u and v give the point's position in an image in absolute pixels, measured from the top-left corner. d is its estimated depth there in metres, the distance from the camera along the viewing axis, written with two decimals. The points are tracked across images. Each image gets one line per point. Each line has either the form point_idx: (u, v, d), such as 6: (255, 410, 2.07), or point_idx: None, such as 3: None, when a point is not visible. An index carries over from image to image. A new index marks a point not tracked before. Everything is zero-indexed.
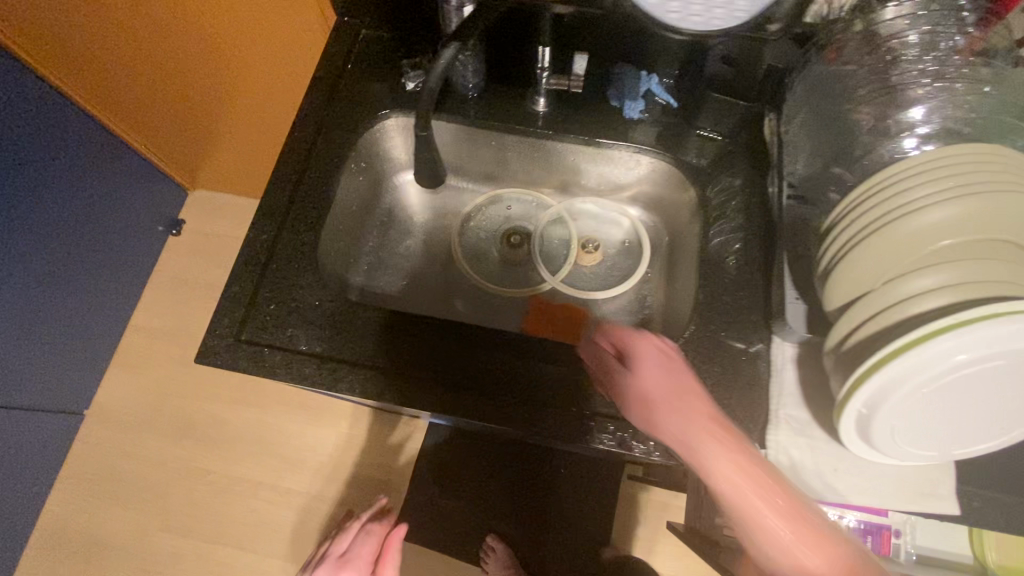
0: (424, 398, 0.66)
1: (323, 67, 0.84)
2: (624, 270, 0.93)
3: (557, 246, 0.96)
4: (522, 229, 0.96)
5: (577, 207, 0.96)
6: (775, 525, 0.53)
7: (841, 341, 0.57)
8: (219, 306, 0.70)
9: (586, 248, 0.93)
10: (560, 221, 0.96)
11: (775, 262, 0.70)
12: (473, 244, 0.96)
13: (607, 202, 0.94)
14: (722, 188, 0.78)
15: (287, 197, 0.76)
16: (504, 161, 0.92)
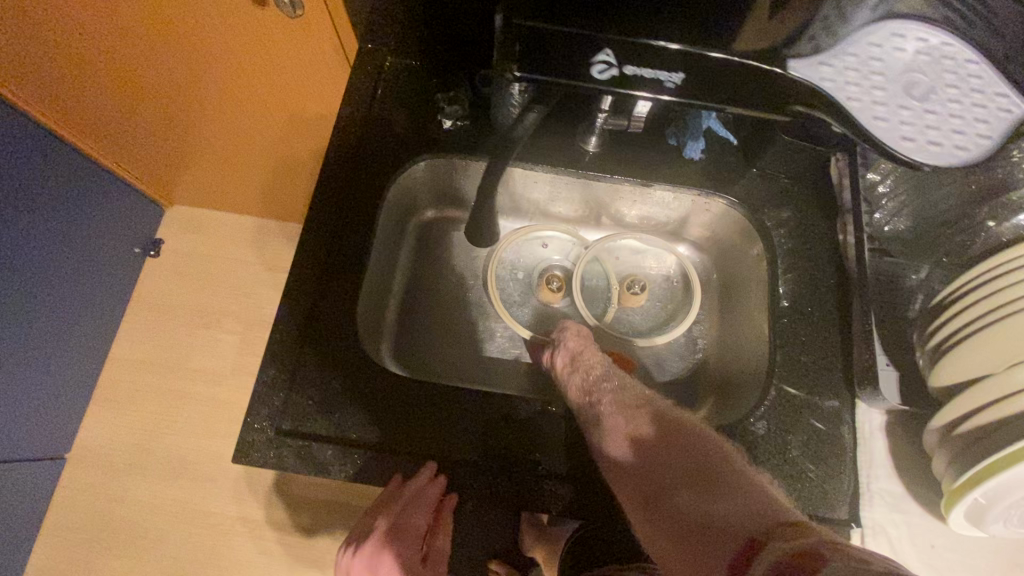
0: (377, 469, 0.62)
1: (350, 106, 0.76)
2: (670, 314, 0.86)
3: (596, 287, 0.86)
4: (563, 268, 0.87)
5: (621, 245, 0.88)
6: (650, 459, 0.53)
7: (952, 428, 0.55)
8: (256, 391, 0.63)
9: (633, 289, 0.85)
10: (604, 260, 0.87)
11: (857, 320, 0.67)
12: (508, 285, 0.86)
13: (655, 239, 0.87)
14: (792, 236, 0.73)
15: (322, 259, 0.69)
16: (543, 196, 0.83)
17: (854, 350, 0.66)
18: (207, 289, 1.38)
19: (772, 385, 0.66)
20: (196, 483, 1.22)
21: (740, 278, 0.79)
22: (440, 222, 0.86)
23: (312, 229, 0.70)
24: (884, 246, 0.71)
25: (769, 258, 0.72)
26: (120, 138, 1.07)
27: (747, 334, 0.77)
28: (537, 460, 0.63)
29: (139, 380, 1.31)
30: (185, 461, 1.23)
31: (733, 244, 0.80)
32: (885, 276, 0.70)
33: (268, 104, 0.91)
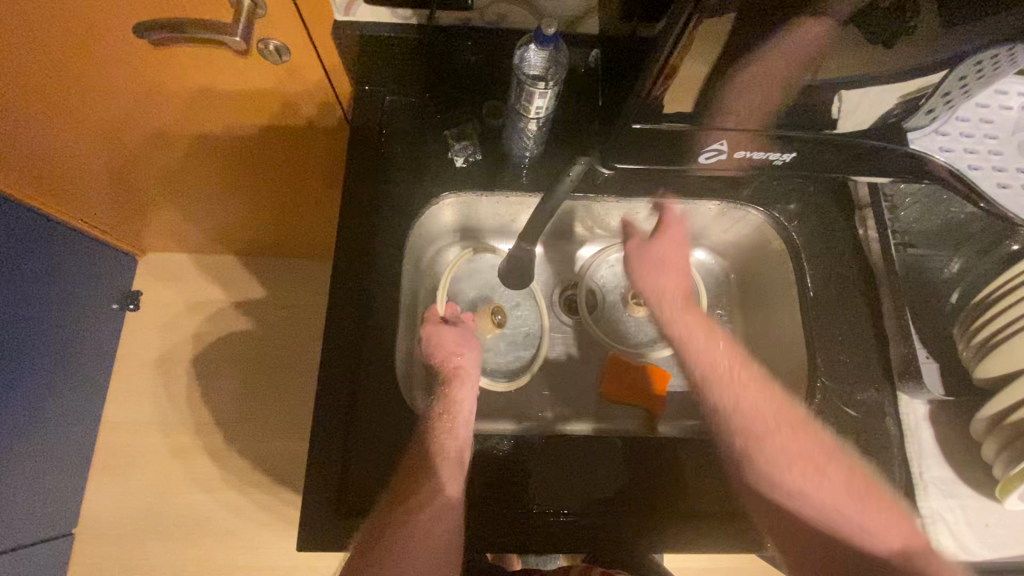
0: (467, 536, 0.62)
1: (355, 154, 0.73)
2: None
3: (598, 300, 0.86)
4: (572, 286, 0.86)
5: None
6: (805, 484, 0.62)
7: (998, 416, 0.61)
8: (309, 476, 0.61)
9: (639, 301, 0.84)
10: (612, 274, 0.87)
11: (892, 314, 0.69)
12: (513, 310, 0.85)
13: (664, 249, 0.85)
14: (815, 237, 0.74)
15: (354, 321, 0.66)
16: (554, 220, 0.82)
17: (890, 344, 0.68)
18: (196, 336, 1.25)
19: (816, 388, 0.68)
20: (219, 541, 1.14)
21: (759, 279, 0.81)
22: (454, 255, 0.83)
23: (338, 291, 0.67)
24: (908, 238, 0.72)
25: (794, 261, 0.74)
26: (96, 207, 0.99)
27: (777, 336, 0.77)
28: (618, 503, 0.64)
29: (134, 444, 1.19)
30: (202, 522, 1.14)
31: (754, 246, 0.81)
32: (914, 269, 0.71)
33: (254, 155, 0.87)
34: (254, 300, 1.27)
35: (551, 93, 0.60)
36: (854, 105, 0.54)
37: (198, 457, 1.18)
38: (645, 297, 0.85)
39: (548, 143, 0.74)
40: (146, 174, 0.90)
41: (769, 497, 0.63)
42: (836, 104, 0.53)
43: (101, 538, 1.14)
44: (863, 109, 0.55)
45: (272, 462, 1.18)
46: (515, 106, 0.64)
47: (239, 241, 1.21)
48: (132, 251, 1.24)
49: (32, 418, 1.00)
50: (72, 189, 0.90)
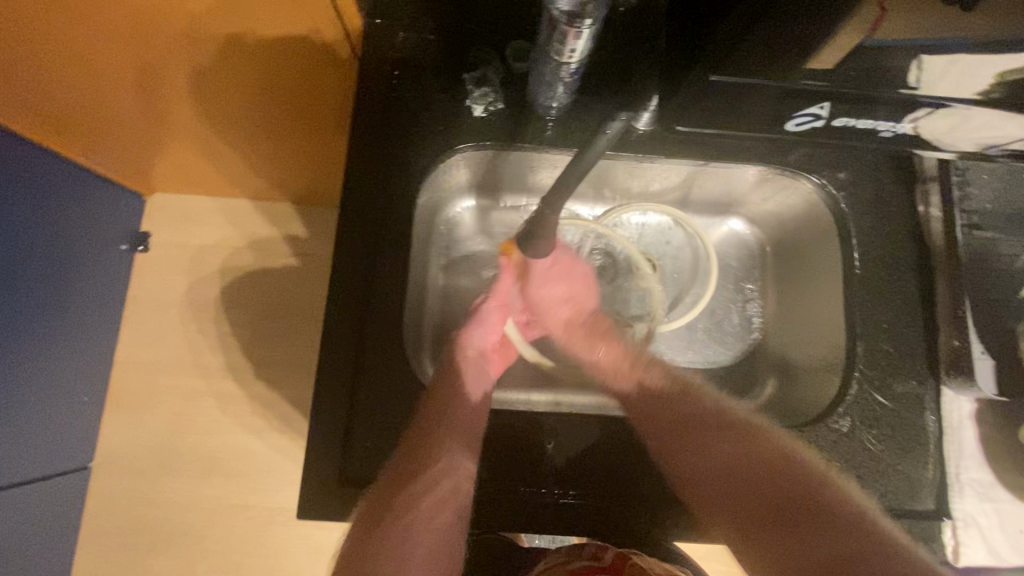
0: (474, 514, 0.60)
1: (365, 98, 0.66)
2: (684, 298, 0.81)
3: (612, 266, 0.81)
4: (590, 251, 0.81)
5: (653, 225, 0.81)
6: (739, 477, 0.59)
7: None
8: (313, 441, 0.59)
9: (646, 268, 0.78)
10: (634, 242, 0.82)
11: (948, 304, 0.63)
12: None
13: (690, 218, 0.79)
14: (869, 213, 0.67)
15: (361, 282, 0.62)
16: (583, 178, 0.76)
17: (939, 335, 0.63)
18: (205, 280, 1.22)
19: (851, 379, 0.63)
20: (232, 482, 1.15)
21: (798, 252, 0.75)
22: (469, 213, 0.78)
23: (342, 248, 0.62)
24: (977, 219, 0.65)
25: (840, 237, 0.67)
26: (97, 139, 0.94)
27: (815, 317, 0.72)
28: (635, 487, 0.61)
29: (147, 384, 1.19)
30: (215, 463, 1.16)
31: (796, 218, 0.74)
32: (979, 256, 0.64)
33: (257, 93, 0.80)
34: (264, 248, 1.23)
35: (588, 34, 0.52)
36: (940, 75, 0.49)
37: (210, 400, 1.18)
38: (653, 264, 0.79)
39: (577, 94, 0.67)
40: (145, 109, 0.84)
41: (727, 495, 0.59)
42: (914, 70, 0.49)
43: (117, 473, 1.15)
44: (950, 79, 0.50)
45: (283, 412, 1.18)
46: (546, 47, 0.56)
47: (247, 183, 1.16)
48: (140, 191, 1.20)
49: (47, 355, 1.00)
50: (71, 118, 0.85)
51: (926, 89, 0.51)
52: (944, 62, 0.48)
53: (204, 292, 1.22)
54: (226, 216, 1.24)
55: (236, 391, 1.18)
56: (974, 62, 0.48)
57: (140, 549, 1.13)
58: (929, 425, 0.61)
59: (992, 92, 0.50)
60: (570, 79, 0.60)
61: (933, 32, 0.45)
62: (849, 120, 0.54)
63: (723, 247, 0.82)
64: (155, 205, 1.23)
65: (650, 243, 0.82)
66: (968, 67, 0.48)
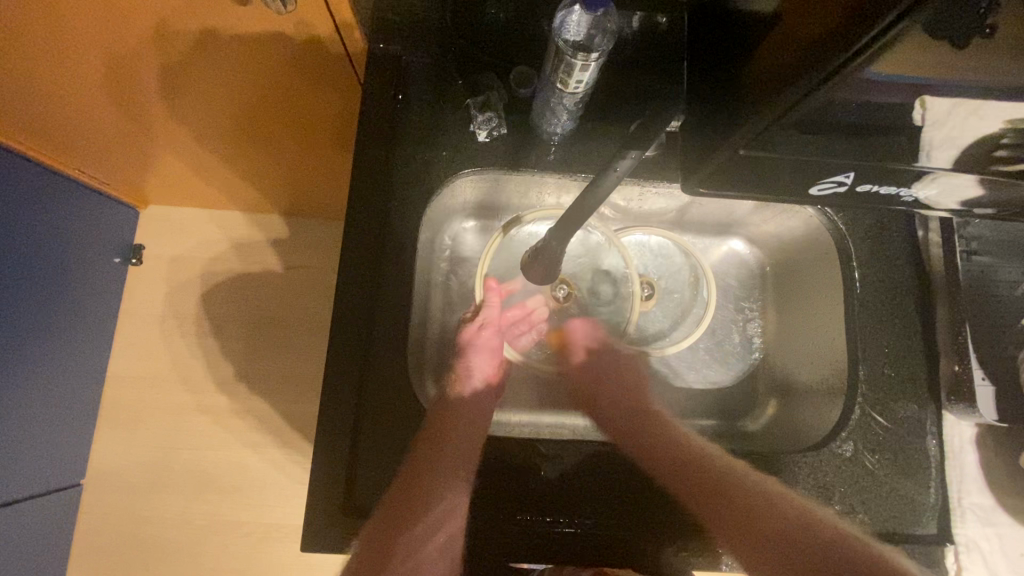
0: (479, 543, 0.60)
1: (368, 120, 0.66)
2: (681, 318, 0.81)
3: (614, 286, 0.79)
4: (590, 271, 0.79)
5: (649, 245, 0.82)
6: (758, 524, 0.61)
7: None
8: (314, 466, 0.58)
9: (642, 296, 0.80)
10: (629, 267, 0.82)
11: (947, 329, 0.64)
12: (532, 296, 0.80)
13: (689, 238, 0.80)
14: (870, 236, 0.68)
15: (363, 308, 0.61)
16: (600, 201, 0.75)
17: (938, 359, 0.64)
18: (200, 294, 1.21)
19: (854, 402, 0.63)
20: (227, 499, 1.14)
21: (797, 273, 0.76)
22: (470, 233, 0.77)
23: (346, 271, 0.62)
24: (976, 244, 0.66)
25: (841, 261, 0.68)
26: (91, 153, 0.93)
27: (817, 338, 0.72)
28: (640, 513, 0.61)
29: (140, 398, 1.17)
30: (210, 478, 1.14)
31: (796, 240, 0.75)
32: (979, 281, 0.65)
33: (257, 110, 0.79)
34: (260, 262, 1.22)
35: (594, 64, 0.53)
36: (946, 115, 0.51)
37: (204, 416, 1.16)
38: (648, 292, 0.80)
39: (581, 120, 0.67)
40: (141, 122, 0.83)
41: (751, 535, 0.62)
42: (921, 110, 0.51)
43: (109, 490, 1.13)
44: (954, 123, 0.52)
45: (280, 428, 1.17)
46: (552, 76, 0.56)
47: (243, 197, 1.15)
48: (133, 204, 1.18)
49: (38, 371, 0.98)
50: (65, 132, 0.84)
51: (930, 128, 0.52)
52: (948, 105, 0.50)
53: (199, 306, 1.21)
54: (222, 229, 1.23)
55: (232, 406, 1.17)
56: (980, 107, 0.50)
57: (132, 567, 1.11)
58: (930, 447, 0.62)
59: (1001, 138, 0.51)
60: (574, 107, 0.60)
61: (929, 70, 0.46)
62: (870, 186, 0.57)
63: (724, 267, 0.82)
64: (149, 217, 1.22)
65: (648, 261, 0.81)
66: (973, 112, 0.50)
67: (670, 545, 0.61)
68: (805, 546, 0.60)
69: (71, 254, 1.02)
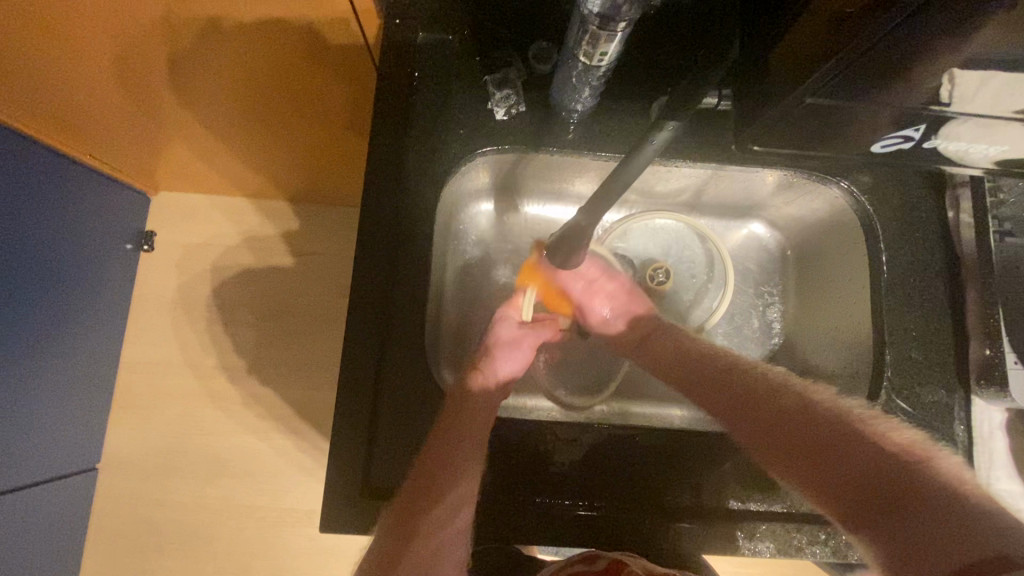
0: (497, 528, 0.60)
1: (384, 99, 0.65)
2: (699, 303, 0.80)
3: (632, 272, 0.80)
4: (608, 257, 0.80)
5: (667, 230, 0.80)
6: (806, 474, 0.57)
7: None
8: (333, 449, 0.58)
9: (657, 280, 0.78)
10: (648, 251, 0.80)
11: (977, 313, 0.62)
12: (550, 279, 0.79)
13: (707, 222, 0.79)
14: (898, 217, 0.66)
15: (380, 290, 0.60)
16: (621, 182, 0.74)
17: (968, 343, 0.62)
18: (212, 280, 1.21)
19: (880, 388, 0.62)
20: (241, 483, 1.14)
21: (820, 256, 0.74)
22: (486, 216, 0.76)
23: (362, 253, 0.61)
24: (1008, 224, 0.64)
25: (868, 244, 0.66)
26: (102, 138, 0.92)
27: (840, 323, 0.70)
28: (659, 498, 0.61)
29: (154, 384, 1.18)
30: (224, 464, 1.15)
31: (820, 224, 0.73)
32: (1012, 262, 0.63)
33: (269, 92, 0.78)
34: (271, 249, 1.21)
35: (620, 37, 0.51)
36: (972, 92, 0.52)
37: (218, 401, 1.17)
38: (664, 275, 0.78)
39: (600, 98, 0.65)
40: (151, 105, 0.82)
41: (816, 472, 0.56)
42: (948, 87, 0.52)
43: (126, 475, 1.14)
44: (983, 98, 0.52)
45: (294, 414, 1.17)
46: (575, 50, 0.54)
47: (254, 182, 1.14)
48: (144, 190, 1.18)
49: (54, 358, 0.99)
50: (76, 116, 0.83)
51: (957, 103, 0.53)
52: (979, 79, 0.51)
53: (212, 292, 1.21)
54: (233, 215, 1.22)
55: (244, 392, 1.17)
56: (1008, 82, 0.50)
57: (150, 550, 1.12)
58: (959, 434, 0.61)
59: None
60: (595, 83, 0.58)
61: None
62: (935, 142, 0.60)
63: (744, 250, 0.81)
64: (160, 203, 1.22)
65: (666, 246, 0.81)
66: (1005, 86, 0.51)
67: (689, 529, 0.61)
68: (879, 479, 0.53)
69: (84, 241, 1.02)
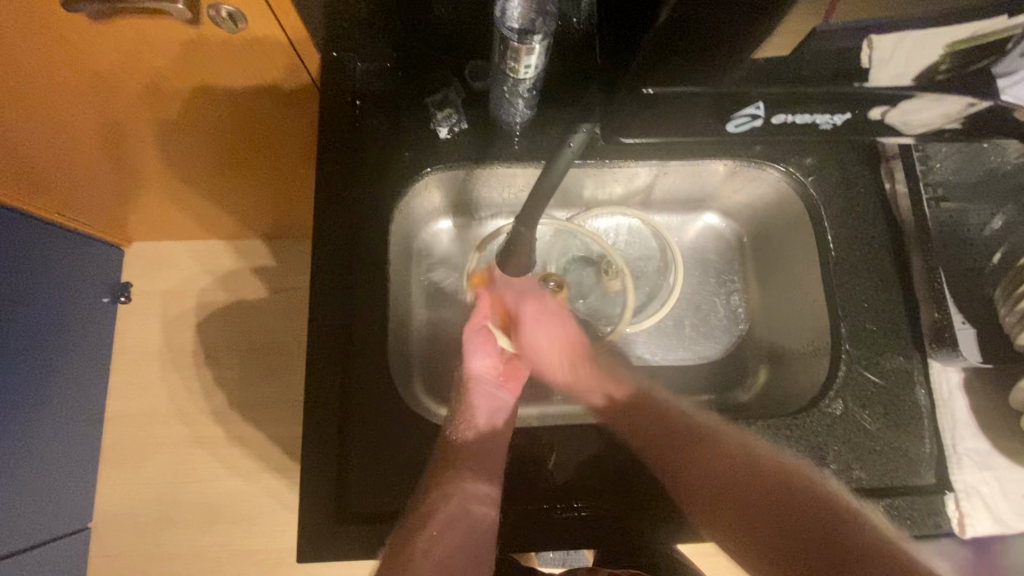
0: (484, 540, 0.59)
1: (330, 130, 0.67)
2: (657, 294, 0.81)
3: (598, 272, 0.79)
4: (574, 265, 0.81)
5: (620, 232, 0.82)
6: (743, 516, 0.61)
7: None
8: (306, 477, 0.58)
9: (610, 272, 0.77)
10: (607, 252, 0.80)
11: (924, 279, 0.64)
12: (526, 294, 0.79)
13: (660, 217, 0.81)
14: (838, 195, 0.68)
15: (342, 315, 0.61)
16: (571, 186, 0.76)
17: (918, 308, 0.64)
18: (190, 325, 1.21)
19: (842, 361, 0.63)
20: (236, 527, 1.12)
21: (775, 239, 0.76)
22: (445, 233, 0.77)
23: (321, 280, 0.62)
24: (941, 191, 0.66)
25: (812, 223, 0.68)
26: (65, 194, 0.93)
27: (800, 301, 0.72)
28: (643, 490, 0.61)
29: (140, 437, 1.16)
30: (217, 509, 1.13)
31: (769, 207, 0.75)
32: (949, 226, 0.66)
33: (224, 132, 0.80)
34: (245, 287, 1.22)
35: (540, 48, 0.54)
36: (890, 53, 0.48)
37: (205, 447, 1.15)
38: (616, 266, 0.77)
39: (539, 108, 0.68)
40: (108, 156, 0.83)
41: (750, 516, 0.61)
42: (866, 50, 0.48)
43: (119, 531, 1.12)
44: (898, 60, 0.49)
45: (282, 450, 1.16)
46: (502, 66, 0.57)
47: (223, 225, 1.15)
48: (117, 243, 1.18)
49: (35, 418, 0.98)
50: (37, 176, 0.84)
51: (876, 69, 0.50)
52: (896, 40, 0.47)
53: (191, 336, 1.20)
54: (207, 258, 1.23)
55: (232, 435, 1.16)
56: (925, 40, 0.47)
57: None
58: (919, 397, 0.62)
59: (940, 67, 0.49)
60: (527, 96, 0.61)
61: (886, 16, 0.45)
62: (787, 117, 0.54)
63: (700, 241, 0.82)
64: (133, 255, 1.22)
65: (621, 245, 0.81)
66: (916, 47, 0.48)
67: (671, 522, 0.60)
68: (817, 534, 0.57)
69: (59, 298, 1.02)
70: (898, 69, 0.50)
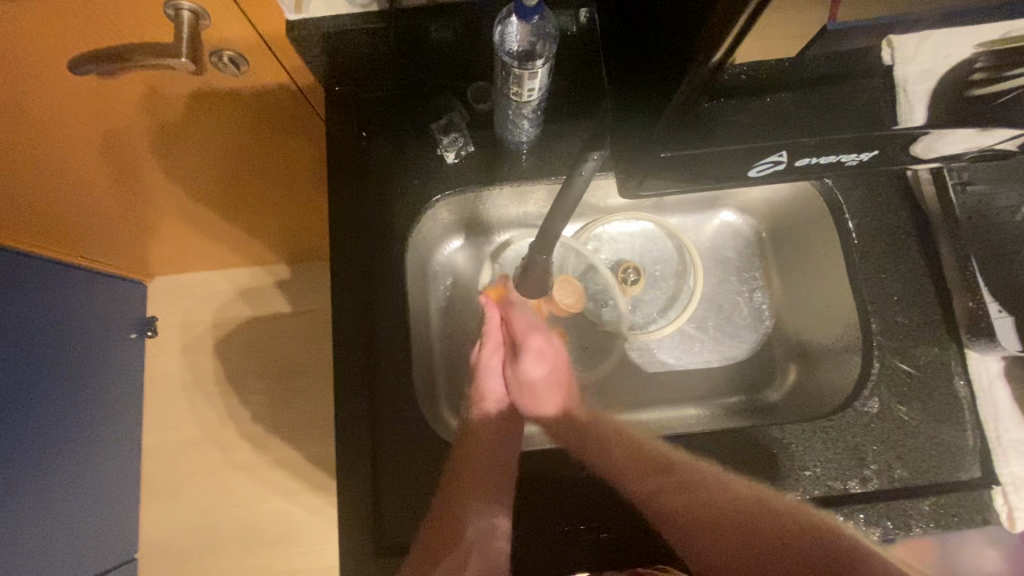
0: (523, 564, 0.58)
1: (338, 162, 0.67)
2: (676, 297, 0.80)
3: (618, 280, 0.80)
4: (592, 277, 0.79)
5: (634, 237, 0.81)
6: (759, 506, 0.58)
7: None
8: (341, 505, 0.59)
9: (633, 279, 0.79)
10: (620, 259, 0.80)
11: (954, 268, 0.62)
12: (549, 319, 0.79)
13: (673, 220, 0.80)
14: (858, 185, 0.67)
15: (365, 345, 0.62)
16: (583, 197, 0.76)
17: (950, 297, 0.62)
18: (217, 354, 1.23)
19: (875, 355, 0.62)
20: (275, 549, 1.14)
21: (795, 233, 0.75)
22: (459, 253, 0.77)
23: (342, 311, 0.62)
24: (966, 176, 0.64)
25: (833, 216, 0.67)
26: (88, 237, 0.95)
27: (825, 295, 0.70)
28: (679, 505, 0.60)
29: (176, 466, 1.19)
30: (255, 532, 1.15)
31: (787, 202, 0.73)
32: (976, 213, 0.64)
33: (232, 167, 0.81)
34: (267, 314, 1.23)
35: (543, 69, 0.54)
36: (915, 50, 0.46)
37: (240, 473, 1.18)
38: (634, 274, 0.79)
39: (545, 124, 0.68)
40: (123, 197, 0.85)
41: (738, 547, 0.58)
42: (887, 49, 0.47)
43: (163, 558, 1.15)
44: (926, 57, 0.46)
45: (314, 472, 1.17)
46: (505, 90, 0.57)
47: (241, 254, 1.16)
48: (141, 278, 1.21)
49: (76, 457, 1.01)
50: (58, 221, 0.86)
51: (901, 66, 0.47)
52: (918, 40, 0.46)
53: (218, 365, 1.22)
54: (228, 287, 1.25)
55: (265, 459, 1.18)
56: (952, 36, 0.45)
57: None
58: (958, 389, 0.60)
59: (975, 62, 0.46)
60: (532, 116, 0.61)
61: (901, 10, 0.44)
62: (810, 159, 0.52)
63: (718, 240, 0.81)
64: (157, 289, 1.25)
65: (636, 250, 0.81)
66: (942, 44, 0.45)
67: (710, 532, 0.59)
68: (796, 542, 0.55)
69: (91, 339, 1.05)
70: (926, 67, 0.47)
